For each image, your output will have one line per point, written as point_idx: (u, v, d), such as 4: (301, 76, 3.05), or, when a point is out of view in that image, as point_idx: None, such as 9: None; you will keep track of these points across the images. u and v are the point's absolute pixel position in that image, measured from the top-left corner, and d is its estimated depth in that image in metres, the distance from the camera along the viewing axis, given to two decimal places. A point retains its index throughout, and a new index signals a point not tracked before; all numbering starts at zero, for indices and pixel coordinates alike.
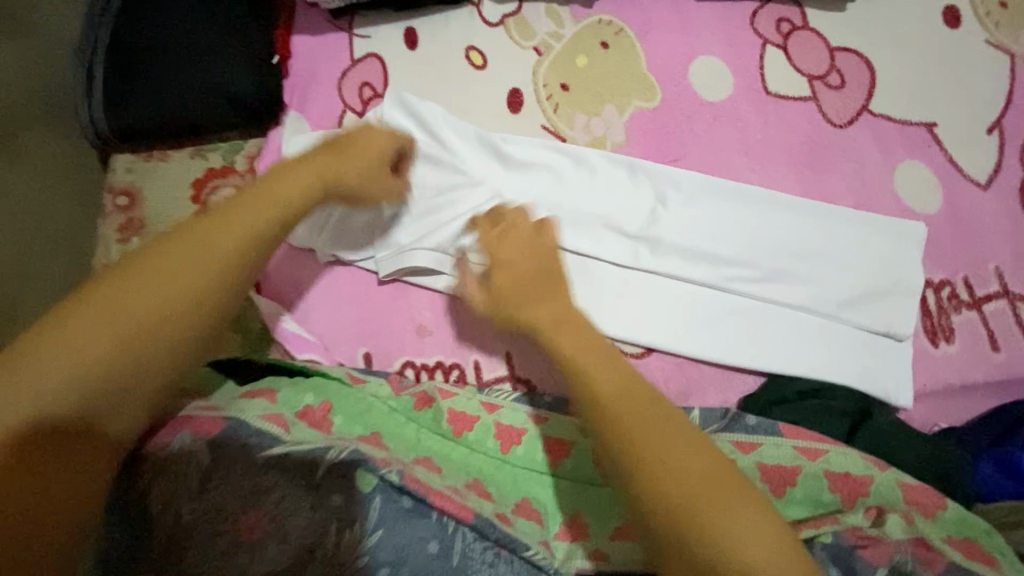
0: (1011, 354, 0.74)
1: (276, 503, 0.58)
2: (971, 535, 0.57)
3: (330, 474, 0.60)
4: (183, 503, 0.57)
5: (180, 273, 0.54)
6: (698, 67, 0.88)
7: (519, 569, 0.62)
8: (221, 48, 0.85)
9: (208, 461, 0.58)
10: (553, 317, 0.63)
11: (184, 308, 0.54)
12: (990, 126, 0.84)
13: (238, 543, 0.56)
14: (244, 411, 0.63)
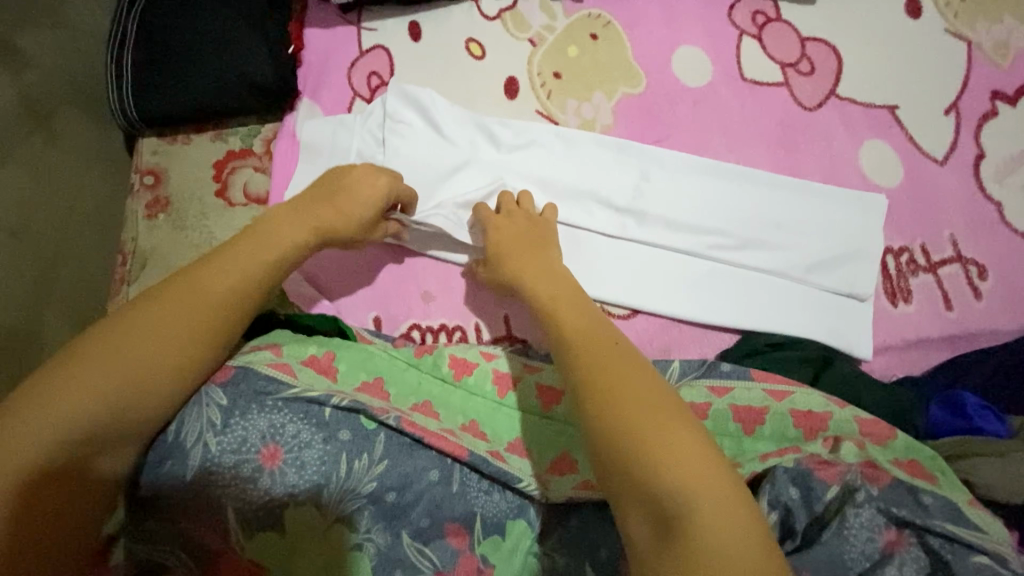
0: (963, 312, 0.82)
1: (293, 435, 0.64)
2: (916, 458, 0.64)
3: (337, 413, 0.67)
4: (208, 439, 0.62)
5: (200, 288, 0.62)
6: (680, 55, 0.95)
7: (512, 496, 0.70)
8: (239, 38, 0.92)
9: (225, 402, 0.64)
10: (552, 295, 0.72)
11: (201, 305, 0.61)
12: (947, 107, 0.91)
13: (261, 469, 0.62)
14: (253, 359, 0.68)
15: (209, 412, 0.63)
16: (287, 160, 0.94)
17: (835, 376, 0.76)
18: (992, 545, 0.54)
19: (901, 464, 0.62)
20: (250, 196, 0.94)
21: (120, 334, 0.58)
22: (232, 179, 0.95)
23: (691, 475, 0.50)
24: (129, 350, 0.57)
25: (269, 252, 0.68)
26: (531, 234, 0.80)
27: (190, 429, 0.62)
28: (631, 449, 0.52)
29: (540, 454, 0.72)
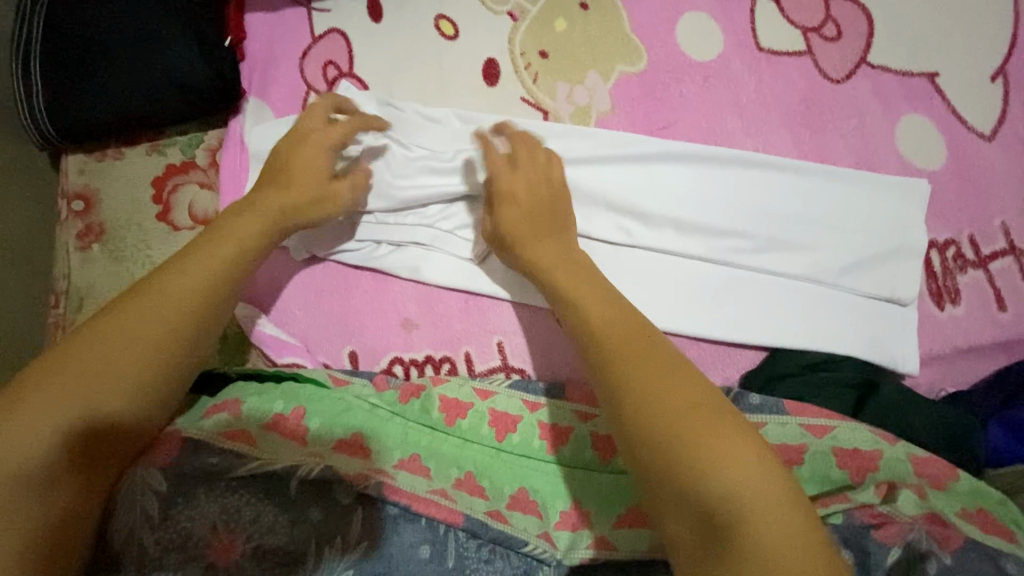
0: (1019, 312, 0.72)
1: (251, 520, 0.55)
2: (985, 506, 0.57)
3: (304, 487, 0.58)
4: (144, 537, 0.54)
5: (179, 285, 0.57)
6: (685, 25, 0.82)
7: (518, 563, 0.60)
8: (166, 31, 0.77)
9: (164, 487, 0.56)
10: (568, 268, 0.64)
11: (177, 316, 0.56)
12: (993, 73, 0.79)
13: (212, 567, 0.53)
14: (204, 428, 0.60)
15: (144, 504, 0.55)
16: (235, 173, 0.81)
17: (878, 401, 0.67)
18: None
19: (975, 515, 0.56)
20: (196, 218, 0.81)
21: (97, 351, 0.52)
22: (174, 200, 0.82)
23: (702, 441, 0.45)
24: (114, 356, 0.52)
25: (242, 234, 0.64)
26: (556, 216, 0.69)
27: (123, 522, 0.54)
28: (643, 421, 0.48)
29: (548, 508, 0.63)
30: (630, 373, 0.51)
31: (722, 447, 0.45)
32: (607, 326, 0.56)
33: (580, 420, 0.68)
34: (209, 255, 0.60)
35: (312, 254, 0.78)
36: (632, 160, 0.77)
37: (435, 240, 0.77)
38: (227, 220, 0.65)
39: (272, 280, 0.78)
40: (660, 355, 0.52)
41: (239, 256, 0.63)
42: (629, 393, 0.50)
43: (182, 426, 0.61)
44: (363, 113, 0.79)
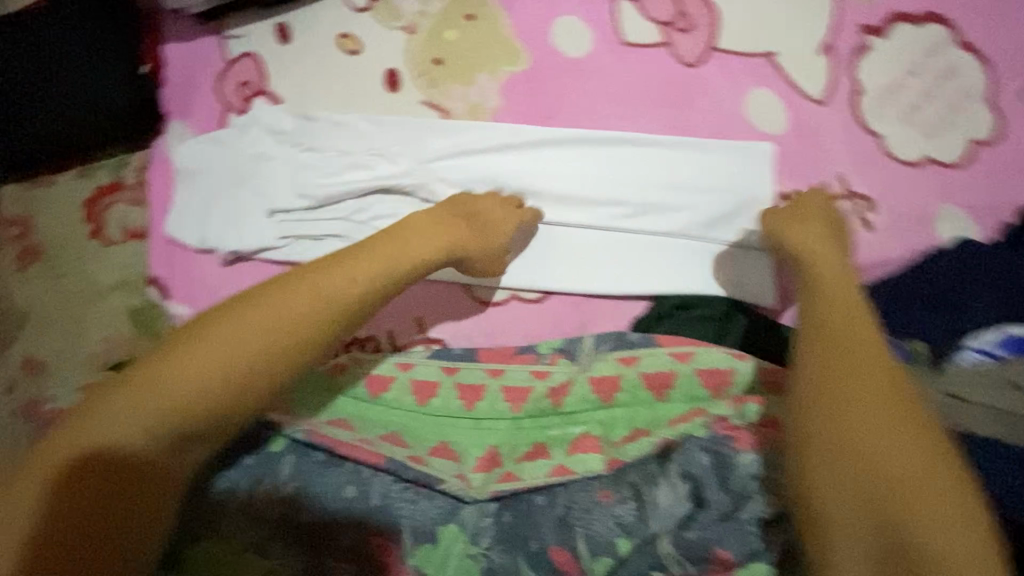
0: (859, 246, 0.84)
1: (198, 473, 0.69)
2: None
3: (242, 441, 0.71)
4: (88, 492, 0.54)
5: (294, 316, 0.62)
6: (560, 27, 0.93)
7: (440, 502, 0.67)
8: (93, 69, 0.85)
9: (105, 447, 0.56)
10: (831, 275, 0.67)
11: (263, 349, 0.60)
12: (823, 47, 0.92)
13: None
14: (135, 397, 0.59)
15: None
16: (163, 190, 0.89)
17: (737, 329, 0.79)
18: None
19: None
20: (128, 232, 0.87)
21: (245, 358, 0.59)
22: (107, 217, 0.88)
23: (897, 463, 0.49)
24: (229, 364, 0.58)
25: (388, 269, 0.69)
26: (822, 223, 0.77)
27: None
28: (838, 414, 0.53)
29: (465, 454, 0.72)
30: (848, 389, 0.54)
31: (907, 463, 0.49)
32: (839, 322, 0.60)
33: (491, 376, 0.77)
34: (313, 298, 0.63)
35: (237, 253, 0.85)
36: (524, 147, 0.87)
37: (351, 232, 0.84)
38: (360, 250, 0.70)
39: (203, 281, 0.85)
40: (881, 360, 0.56)
41: (367, 292, 0.67)
42: (842, 391, 0.54)
43: None
44: (280, 124, 0.87)
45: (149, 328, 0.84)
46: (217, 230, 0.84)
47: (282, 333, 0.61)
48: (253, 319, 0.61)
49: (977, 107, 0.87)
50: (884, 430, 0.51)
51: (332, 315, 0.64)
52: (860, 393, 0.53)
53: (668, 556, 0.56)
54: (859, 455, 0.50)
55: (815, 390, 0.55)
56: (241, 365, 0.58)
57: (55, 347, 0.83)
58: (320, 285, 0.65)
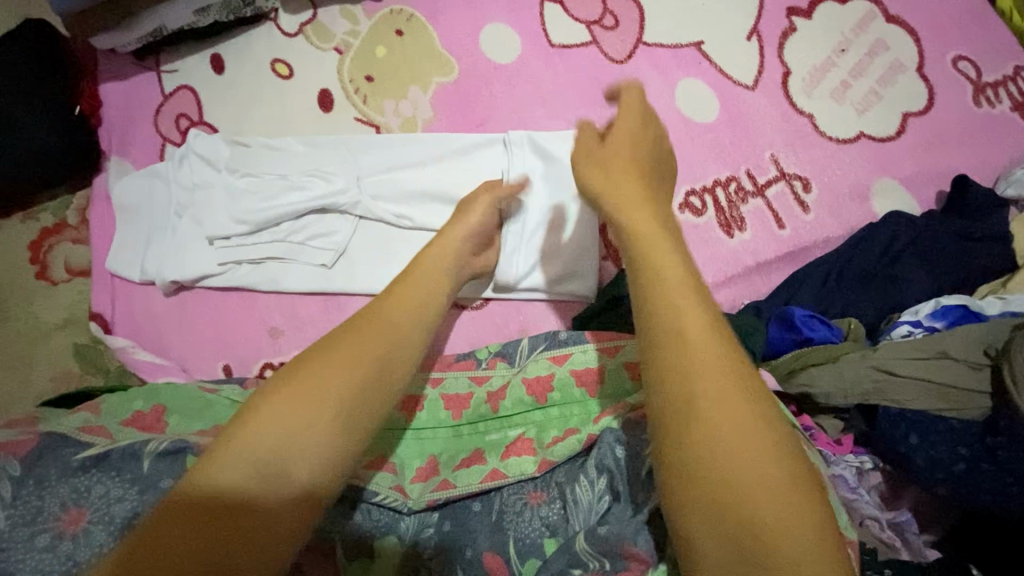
0: (796, 228, 0.83)
1: (100, 495, 0.55)
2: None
3: (153, 464, 0.58)
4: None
5: (341, 372, 0.52)
6: (487, 35, 0.94)
7: (376, 515, 0.67)
8: (20, 110, 0.86)
9: (20, 471, 0.56)
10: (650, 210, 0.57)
11: (355, 377, 0.53)
12: (749, 33, 0.92)
13: (60, 535, 0.53)
14: (65, 424, 0.60)
15: None
16: (105, 227, 0.90)
17: None
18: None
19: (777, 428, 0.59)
20: (72, 270, 0.89)
21: (279, 415, 0.49)
22: (51, 257, 0.90)
23: (746, 453, 0.41)
24: (266, 432, 0.48)
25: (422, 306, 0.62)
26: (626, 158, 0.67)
27: None
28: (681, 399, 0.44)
29: (402, 466, 0.71)
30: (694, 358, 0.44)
31: (759, 452, 0.41)
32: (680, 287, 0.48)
33: (431, 385, 0.76)
34: (364, 342, 0.55)
35: (177, 283, 0.85)
36: (457, 153, 0.87)
37: (293, 253, 0.85)
38: (402, 288, 0.63)
39: (146, 313, 0.86)
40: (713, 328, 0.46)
41: (411, 331, 0.59)
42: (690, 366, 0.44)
43: (40, 423, 0.61)
44: (212, 153, 0.86)
45: (99, 366, 0.86)
46: (156, 262, 0.84)
47: (373, 360, 0.54)
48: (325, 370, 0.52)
49: (910, 79, 0.89)
50: (719, 401, 0.43)
51: (393, 351, 0.56)
52: (715, 380, 0.43)
53: (584, 552, 0.57)
54: (707, 425, 0.42)
55: (668, 359, 0.45)
56: (343, 391, 0.52)
57: (5, 388, 0.85)
58: (394, 320, 0.58)
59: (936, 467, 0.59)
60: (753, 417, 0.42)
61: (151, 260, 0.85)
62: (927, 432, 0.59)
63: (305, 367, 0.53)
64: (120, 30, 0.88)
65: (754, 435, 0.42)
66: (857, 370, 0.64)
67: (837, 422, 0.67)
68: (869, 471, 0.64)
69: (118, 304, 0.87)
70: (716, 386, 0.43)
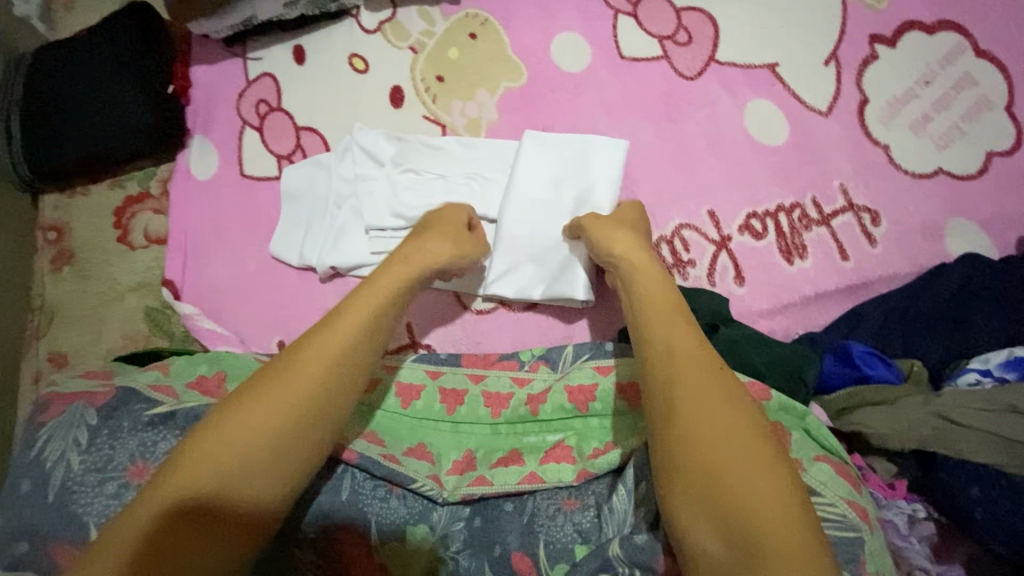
0: (860, 261, 0.81)
1: (165, 453, 0.59)
2: (785, 419, 0.61)
3: None
4: (71, 459, 0.58)
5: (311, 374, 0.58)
6: (558, 44, 0.95)
7: (413, 502, 0.69)
8: (120, 87, 0.93)
9: (96, 420, 0.60)
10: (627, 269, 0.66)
11: (321, 378, 0.59)
12: (826, 58, 0.90)
13: (126, 485, 0.57)
14: (137, 380, 0.64)
15: (75, 432, 0.59)
16: (181, 200, 0.95)
17: (724, 342, 0.72)
18: (830, 513, 0.54)
19: (824, 459, 0.58)
20: (150, 238, 0.95)
21: (265, 407, 0.56)
22: (132, 224, 0.96)
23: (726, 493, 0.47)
24: (254, 421, 0.55)
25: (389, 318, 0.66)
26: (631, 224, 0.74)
27: (55, 446, 0.58)
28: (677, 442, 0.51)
29: (439, 457, 0.72)
30: (694, 413, 0.51)
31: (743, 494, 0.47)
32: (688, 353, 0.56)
33: (472, 381, 0.77)
34: (333, 353, 0.60)
35: (274, 256, 0.90)
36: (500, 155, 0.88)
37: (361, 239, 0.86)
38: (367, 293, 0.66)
39: (212, 283, 0.91)
40: (716, 390, 0.53)
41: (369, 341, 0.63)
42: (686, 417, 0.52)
43: (116, 378, 0.65)
44: (375, 148, 0.89)
45: (165, 330, 0.91)
46: (290, 242, 0.90)
47: (337, 365, 0.60)
48: (278, 390, 0.57)
49: (997, 116, 0.85)
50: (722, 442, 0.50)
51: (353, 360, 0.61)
52: (721, 438, 0.50)
53: (616, 559, 0.57)
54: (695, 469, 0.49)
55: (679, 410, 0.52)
56: (285, 410, 0.56)
57: (80, 342, 0.91)
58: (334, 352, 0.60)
59: (996, 523, 0.57)
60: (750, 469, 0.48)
61: (284, 241, 0.90)
62: (991, 486, 0.57)
63: (289, 368, 0.58)
64: (215, 17, 0.94)
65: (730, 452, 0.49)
66: (915, 415, 0.62)
67: (891, 465, 0.64)
68: (921, 521, 0.61)
69: (188, 272, 0.91)
70: (715, 441, 0.50)
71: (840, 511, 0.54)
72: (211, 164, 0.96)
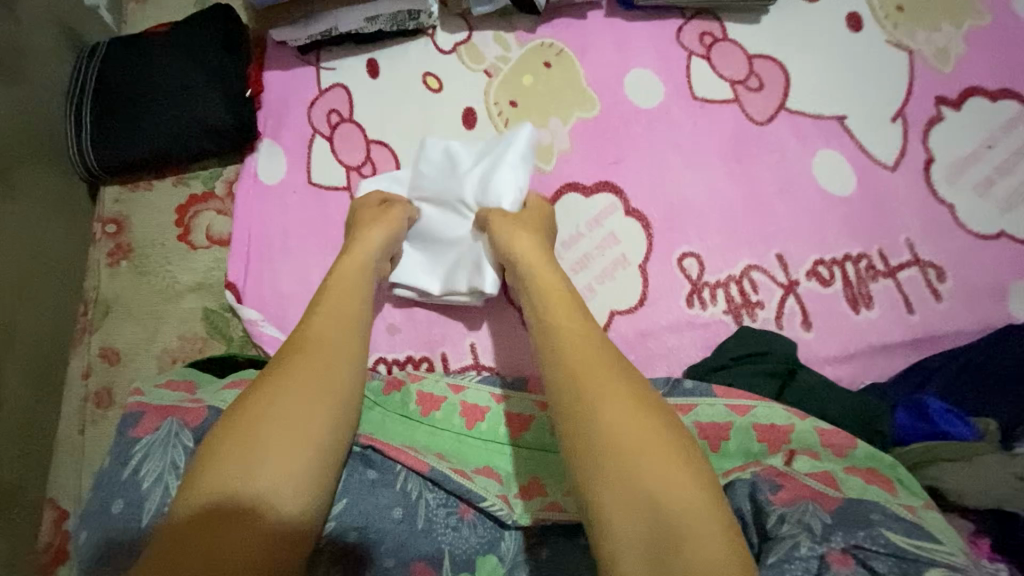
0: (925, 315, 0.83)
1: None
2: (876, 467, 0.64)
3: None
4: (168, 482, 0.59)
5: (328, 335, 0.66)
6: (632, 79, 0.97)
7: (485, 529, 0.68)
8: (197, 87, 0.93)
9: (193, 442, 0.62)
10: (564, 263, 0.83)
11: (338, 340, 0.66)
12: (894, 115, 0.92)
13: None
14: (226, 400, 0.65)
15: (174, 454, 0.61)
16: (248, 204, 0.94)
17: (798, 388, 0.74)
18: (945, 557, 0.54)
19: (930, 507, 0.60)
20: (212, 239, 0.95)
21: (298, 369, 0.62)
22: (194, 223, 0.95)
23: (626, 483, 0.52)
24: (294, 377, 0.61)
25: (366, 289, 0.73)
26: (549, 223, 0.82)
27: (153, 467, 0.60)
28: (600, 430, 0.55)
29: (509, 480, 0.71)
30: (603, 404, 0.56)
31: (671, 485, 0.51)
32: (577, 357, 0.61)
33: (540, 409, 0.76)
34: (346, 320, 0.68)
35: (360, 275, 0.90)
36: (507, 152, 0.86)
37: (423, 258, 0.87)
38: (347, 271, 0.74)
39: (274, 289, 0.90)
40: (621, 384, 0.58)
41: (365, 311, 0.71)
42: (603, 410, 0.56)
43: (205, 396, 0.66)
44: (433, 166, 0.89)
45: (223, 333, 0.90)
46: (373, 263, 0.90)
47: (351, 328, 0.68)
48: (307, 351, 0.64)
49: None
50: (635, 435, 0.54)
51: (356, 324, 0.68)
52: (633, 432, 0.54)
53: None
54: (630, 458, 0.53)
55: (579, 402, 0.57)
56: (321, 362, 0.63)
57: (134, 339, 0.90)
58: (344, 311, 0.69)
59: None
60: (666, 458, 0.52)
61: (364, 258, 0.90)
62: None
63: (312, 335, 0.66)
64: (297, 26, 0.95)
65: (647, 441, 0.54)
66: (994, 474, 0.63)
67: (968, 522, 0.65)
68: None
69: (251, 276, 0.91)
70: (634, 434, 0.54)
71: (960, 559, 0.54)
72: (279, 170, 0.96)
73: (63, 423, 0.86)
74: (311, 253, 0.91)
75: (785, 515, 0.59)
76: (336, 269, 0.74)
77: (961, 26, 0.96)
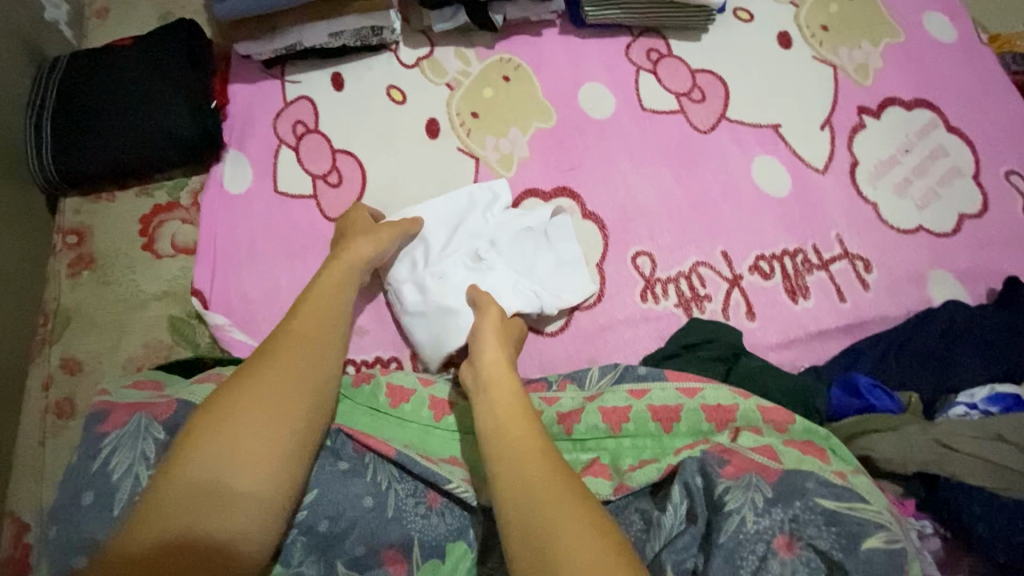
0: (855, 303, 0.90)
1: None
2: (813, 439, 0.70)
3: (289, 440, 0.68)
4: (140, 471, 0.62)
5: (298, 349, 0.67)
6: (585, 91, 1.03)
7: (455, 516, 0.71)
8: (161, 98, 0.94)
9: (163, 435, 0.64)
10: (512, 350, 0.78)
11: (309, 356, 0.67)
12: (822, 124, 1.01)
13: None
14: (194, 394, 0.68)
15: (144, 447, 0.63)
16: (212, 211, 0.95)
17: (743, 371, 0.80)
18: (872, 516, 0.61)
19: (858, 471, 0.67)
20: (178, 247, 0.95)
21: (269, 382, 0.63)
22: (159, 232, 0.96)
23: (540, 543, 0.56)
24: (263, 391, 0.62)
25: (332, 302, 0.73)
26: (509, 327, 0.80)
27: (123, 460, 0.62)
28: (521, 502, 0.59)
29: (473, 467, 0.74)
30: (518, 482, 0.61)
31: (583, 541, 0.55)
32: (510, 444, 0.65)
33: None
34: (313, 337, 0.69)
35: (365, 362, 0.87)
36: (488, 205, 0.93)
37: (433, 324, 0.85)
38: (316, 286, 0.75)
39: (241, 295, 0.91)
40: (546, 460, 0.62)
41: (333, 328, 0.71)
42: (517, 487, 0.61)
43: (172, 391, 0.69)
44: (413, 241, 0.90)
45: (190, 339, 0.90)
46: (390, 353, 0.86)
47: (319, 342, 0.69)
48: (275, 363, 0.65)
49: (964, 184, 0.98)
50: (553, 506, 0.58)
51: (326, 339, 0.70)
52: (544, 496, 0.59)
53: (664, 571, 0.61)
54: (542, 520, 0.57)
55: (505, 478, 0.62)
56: (291, 377, 0.64)
57: (97, 349, 0.89)
58: (312, 326, 0.70)
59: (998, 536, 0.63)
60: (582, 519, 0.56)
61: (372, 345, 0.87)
62: (988, 503, 0.64)
63: (280, 349, 0.67)
64: (262, 41, 0.97)
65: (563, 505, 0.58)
66: (918, 440, 0.69)
67: (898, 486, 0.72)
68: (929, 536, 0.68)
69: (217, 280, 0.92)
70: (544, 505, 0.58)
71: (886, 520, 0.60)
72: (245, 179, 0.98)
73: (23, 435, 0.85)
74: (279, 259, 0.93)
75: (730, 487, 0.63)
76: (314, 280, 0.76)
77: (877, 44, 1.06)
